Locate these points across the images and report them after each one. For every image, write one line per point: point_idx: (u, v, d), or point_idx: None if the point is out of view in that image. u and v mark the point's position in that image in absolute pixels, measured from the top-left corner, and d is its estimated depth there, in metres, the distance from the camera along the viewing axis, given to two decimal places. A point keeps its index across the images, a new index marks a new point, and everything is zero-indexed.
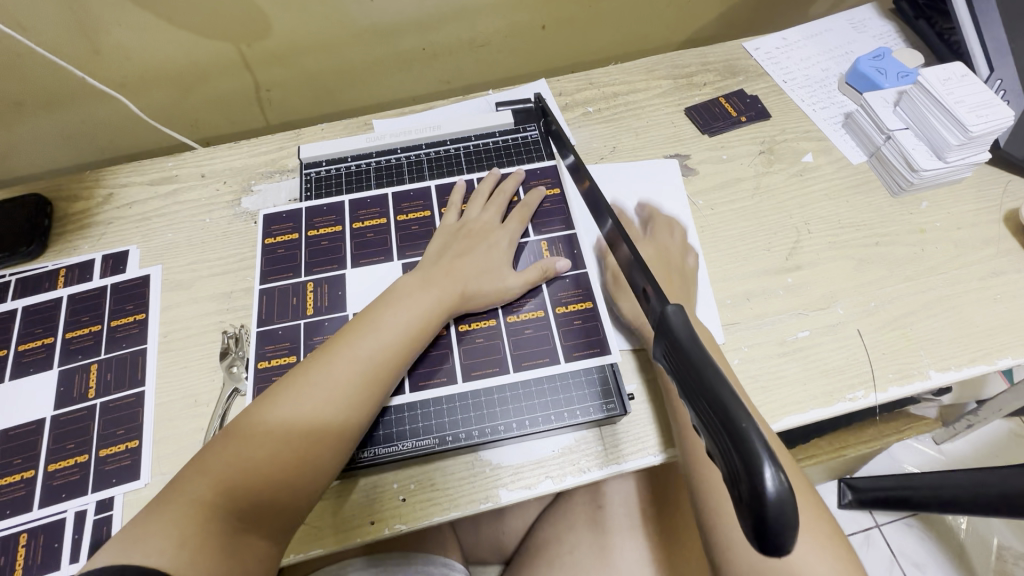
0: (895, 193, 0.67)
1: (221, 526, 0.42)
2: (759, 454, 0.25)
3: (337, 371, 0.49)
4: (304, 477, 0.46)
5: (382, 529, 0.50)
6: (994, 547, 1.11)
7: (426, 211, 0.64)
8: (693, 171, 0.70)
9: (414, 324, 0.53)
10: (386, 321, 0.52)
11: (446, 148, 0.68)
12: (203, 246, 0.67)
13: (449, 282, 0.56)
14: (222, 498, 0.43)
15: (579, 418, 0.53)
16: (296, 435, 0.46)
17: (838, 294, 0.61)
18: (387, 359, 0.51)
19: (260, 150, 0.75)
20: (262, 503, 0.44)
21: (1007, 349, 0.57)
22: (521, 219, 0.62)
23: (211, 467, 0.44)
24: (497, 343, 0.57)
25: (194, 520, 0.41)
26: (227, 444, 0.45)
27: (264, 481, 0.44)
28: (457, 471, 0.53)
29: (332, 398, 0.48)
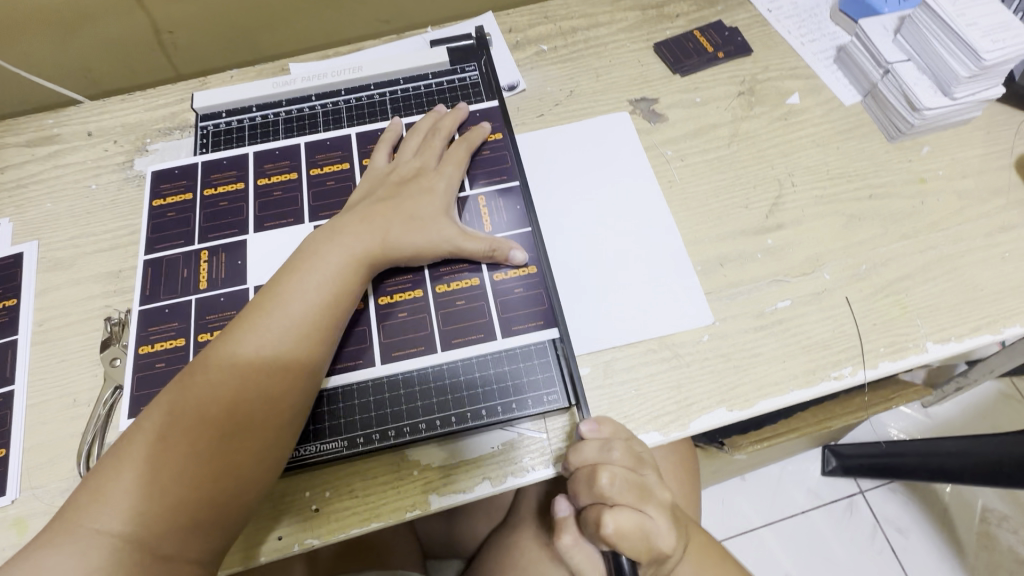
0: (892, 138, 0.58)
1: (135, 560, 0.35)
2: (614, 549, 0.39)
3: (240, 366, 0.40)
4: (229, 488, 0.38)
5: (292, 545, 0.43)
6: (979, 512, 1.08)
7: (345, 164, 0.54)
8: (661, 117, 0.60)
9: (339, 291, 0.44)
10: (303, 293, 0.42)
11: (371, 94, 0.58)
12: (87, 217, 0.57)
13: (372, 234, 0.46)
14: (130, 528, 0.35)
15: (517, 411, 0.46)
16: (210, 439, 0.38)
17: (825, 256, 0.53)
18: (310, 335, 0.42)
19: (157, 102, 0.64)
20: (179, 530, 0.36)
21: (1016, 315, 0.49)
22: (459, 162, 0.52)
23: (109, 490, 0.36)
24: (424, 315, 0.49)
25: (100, 558, 0.34)
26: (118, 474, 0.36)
27: (175, 503, 0.36)
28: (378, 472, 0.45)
29: (245, 394, 0.39)
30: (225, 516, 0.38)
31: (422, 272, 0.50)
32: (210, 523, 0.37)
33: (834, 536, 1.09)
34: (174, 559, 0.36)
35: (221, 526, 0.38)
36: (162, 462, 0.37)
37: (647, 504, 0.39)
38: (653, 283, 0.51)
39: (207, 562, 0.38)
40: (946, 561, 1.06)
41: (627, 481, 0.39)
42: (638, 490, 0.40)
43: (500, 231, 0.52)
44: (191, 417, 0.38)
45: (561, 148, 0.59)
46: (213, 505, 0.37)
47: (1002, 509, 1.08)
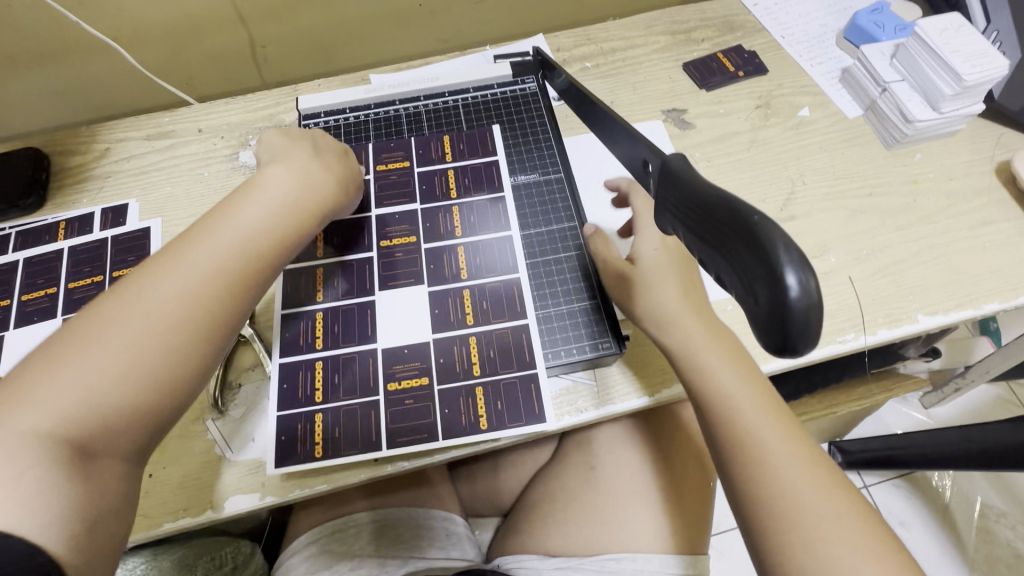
0: (890, 146, 0.68)
1: (58, 456, 0.33)
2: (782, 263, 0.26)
3: (185, 278, 0.41)
4: (162, 394, 0.38)
5: (385, 466, 0.51)
6: (977, 504, 1.15)
7: (405, 162, 0.63)
8: (690, 125, 0.70)
9: (263, 228, 0.46)
10: (231, 226, 0.45)
11: (444, 100, 0.68)
12: (202, 199, 0.68)
13: (299, 196, 0.50)
14: (56, 427, 0.34)
15: (575, 356, 0.54)
16: (145, 348, 0.38)
17: (831, 243, 0.62)
18: (249, 260, 0.44)
19: (257, 105, 0.75)
20: (117, 429, 0.36)
21: (994, 294, 0.58)
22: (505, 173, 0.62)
23: (32, 396, 0.35)
24: (446, 295, 0.57)
25: (36, 455, 0.33)
26: (38, 375, 0.35)
27: (112, 406, 0.36)
28: (381, 434, 0.52)
29: (197, 304, 0.41)
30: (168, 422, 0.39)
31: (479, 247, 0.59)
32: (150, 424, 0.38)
33: None
34: (97, 459, 0.35)
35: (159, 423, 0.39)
36: (103, 368, 0.36)
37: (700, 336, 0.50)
38: None
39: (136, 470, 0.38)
40: (945, 550, 1.12)
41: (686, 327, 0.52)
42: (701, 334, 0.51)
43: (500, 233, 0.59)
44: (123, 328, 0.38)
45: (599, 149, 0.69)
46: (160, 404, 0.38)
47: (1000, 506, 1.15)
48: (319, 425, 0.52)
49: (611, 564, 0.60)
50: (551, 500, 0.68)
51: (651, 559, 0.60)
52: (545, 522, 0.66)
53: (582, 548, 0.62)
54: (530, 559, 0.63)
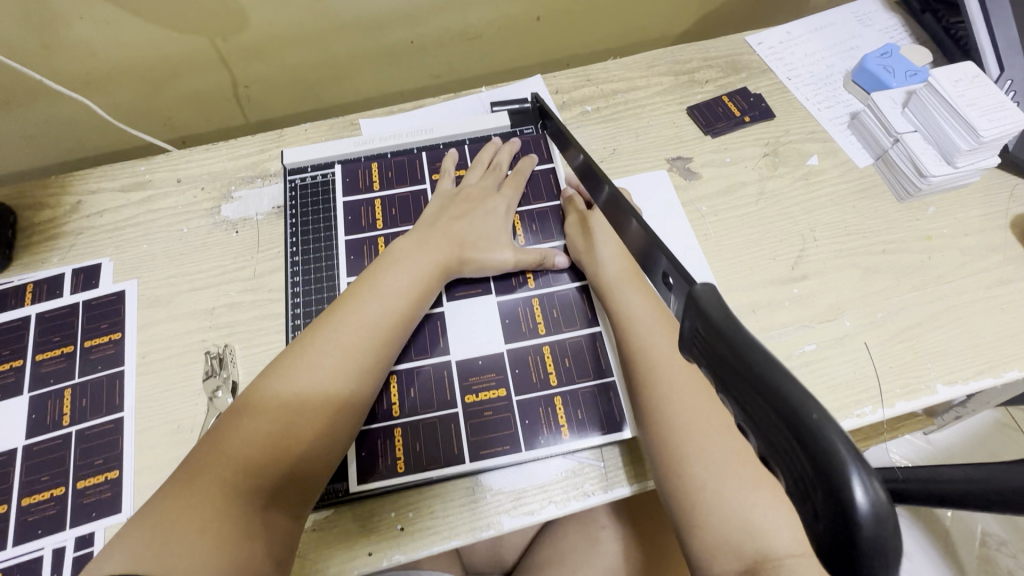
0: (902, 199, 0.66)
1: (242, 508, 0.40)
2: (846, 466, 0.20)
3: (337, 343, 0.47)
4: (318, 451, 0.44)
5: (381, 560, 0.48)
6: (978, 534, 1.15)
7: (462, 169, 0.63)
8: (696, 175, 0.68)
9: (419, 287, 0.52)
10: (389, 286, 0.51)
11: (439, 151, 0.64)
12: (181, 258, 0.64)
13: (448, 243, 0.55)
14: (240, 477, 0.41)
15: (579, 434, 0.51)
16: (310, 406, 0.45)
17: (845, 305, 0.59)
18: (393, 324, 0.50)
19: (240, 152, 0.70)
20: (279, 479, 0.43)
21: (1013, 361, 0.56)
22: (516, 185, 0.61)
23: (227, 445, 0.43)
24: (515, 306, 0.56)
25: (212, 503, 0.40)
26: (227, 428, 0.44)
27: (278, 460, 0.43)
28: (463, 448, 0.51)
29: (343, 370, 0.46)
30: (318, 474, 0.45)
31: (488, 282, 0.57)
32: (304, 478, 0.44)
33: None
34: (268, 509, 0.42)
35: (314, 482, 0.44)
36: (273, 428, 0.43)
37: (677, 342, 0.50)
38: None
39: (295, 513, 0.43)
40: None
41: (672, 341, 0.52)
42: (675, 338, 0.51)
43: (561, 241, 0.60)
44: (295, 386, 0.45)
45: None
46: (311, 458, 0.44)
47: (1001, 534, 1.14)
48: (399, 440, 0.51)
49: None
50: (556, 564, 0.65)
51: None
52: None
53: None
54: None
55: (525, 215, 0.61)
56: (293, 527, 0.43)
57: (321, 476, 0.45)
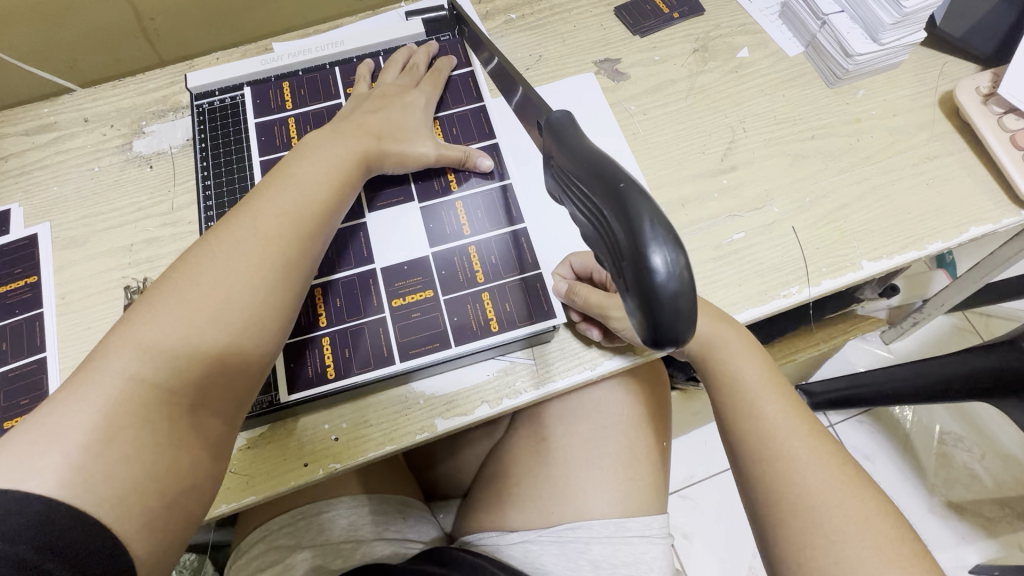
0: (831, 84, 0.64)
1: (165, 412, 0.38)
2: (651, 241, 0.25)
3: (258, 234, 0.44)
4: (249, 344, 0.42)
5: (317, 470, 0.49)
6: (935, 433, 1.19)
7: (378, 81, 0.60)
8: (624, 76, 0.66)
9: (340, 177, 0.49)
10: (308, 178, 0.48)
11: (353, 65, 0.61)
12: (94, 198, 0.61)
13: (366, 134, 0.52)
14: (159, 376, 0.38)
15: (508, 331, 0.51)
16: (236, 297, 0.42)
17: (773, 193, 0.59)
18: (317, 215, 0.47)
19: (149, 86, 0.67)
20: (206, 379, 0.40)
21: (938, 233, 0.57)
22: (434, 84, 0.58)
23: (137, 336, 0.39)
24: (439, 210, 0.55)
25: (129, 406, 0.37)
26: (137, 321, 0.39)
27: (202, 355, 0.40)
28: (392, 349, 0.51)
29: (269, 261, 0.44)
30: (250, 372, 0.42)
31: (409, 186, 0.56)
32: (236, 377, 0.42)
33: None
34: (198, 409, 0.40)
35: (245, 380, 0.43)
36: (193, 322, 0.40)
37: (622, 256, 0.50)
38: None
39: (227, 416, 0.42)
40: (907, 479, 1.16)
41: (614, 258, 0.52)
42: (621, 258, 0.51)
43: (486, 140, 0.58)
44: (215, 276, 0.42)
45: None
46: (241, 356, 0.42)
47: (957, 431, 1.19)
48: (328, 348, 0.50)
49: (567, 533, 0.59)
50: (506, 475, 0.66)
51: (603, 524, 0.59)
52: (500, 498, 0.65)
53: (539, 522, 0.61)
54: (489, 536, 0.62)
55: (447, 121, 0.59)
56: (224, 430, 0.42)
57: (253, 374, 0.43)
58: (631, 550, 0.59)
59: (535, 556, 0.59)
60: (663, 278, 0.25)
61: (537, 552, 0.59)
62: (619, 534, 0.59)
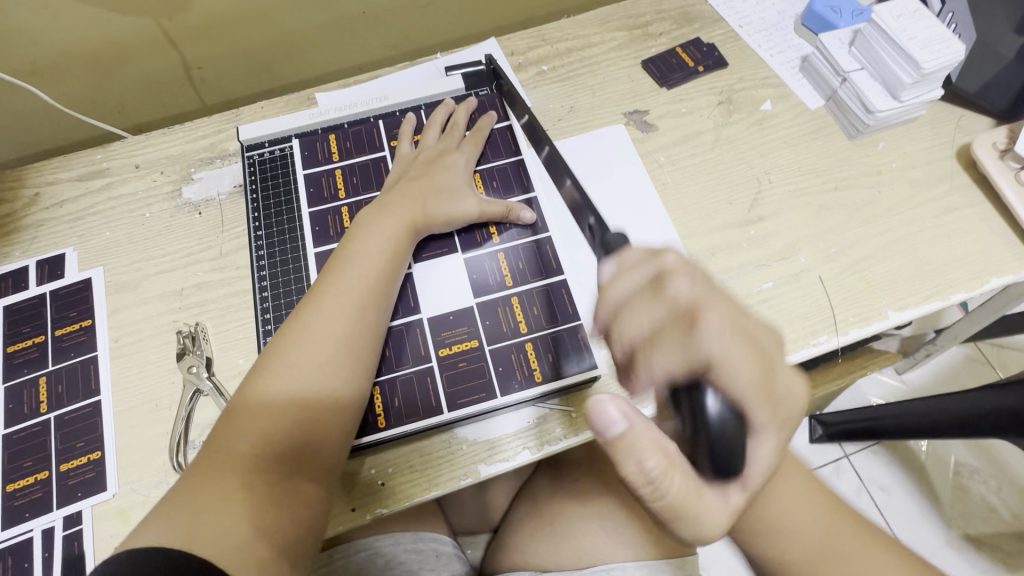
0: (852, 137, 0.67)
1: (266, 478, 0.43)
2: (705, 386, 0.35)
3: (330, 308, 0.49)
4: (330, 409, 0.47)
5: (364, 515, 0.50)
6: (952, 465, 1.20)
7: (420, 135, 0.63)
8: (653, 127, 0.68)
9: (397, 246, 0.53)
10: (368, 249, 0.52)
11: (396, 119, 0.64)
12: (146, 243, 0.64)
13: (414, 201, 0.55)
14: (260, 447, 0.44)
15: (549, 379, 0.53)
16: (314, 368, 0.47)
17: (800, 243, 0.61)
18: (379, 282, 0.52)
19: (197, 134, 0.70)
20: (298, 443, 0.45)
21: (960, 284, 0.59)
22: (474, 143, 0.61)
23: (242, 417, 0.45)
24: (481, 261, 0.57)
25: (237, 474, 0.42)
26: (240, 402, 0.46)
27: (291, 423, 0.45)
28: (440, 399, 0.53)
29: (340, 331, 0.49)
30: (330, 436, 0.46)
31: (453, 239, 0.58)
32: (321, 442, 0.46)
33: None
34: (294, 474, 0.44)
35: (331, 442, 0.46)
36: (281, 396, 0.46)
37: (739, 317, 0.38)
38: None
39: (318, 478, 0.45)
40: (925, 513, 1.16)
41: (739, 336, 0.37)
42: (745, 339, 0.37)
43: (524, 193, 0.61)
44: (298, 354, 0.47)
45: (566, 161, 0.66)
46: (323, 419, 0.46)
47: (973, 463, 1.20)
48: (376, 395, 0.52)
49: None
50: (537, 516, 0.67)
51: (637, 566, 0.59)
52: (531, 539, 0.66)
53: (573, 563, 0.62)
54: None
55: (488, 174, 0.62)
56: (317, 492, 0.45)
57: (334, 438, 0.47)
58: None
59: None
60: (714, 417, 0.34)
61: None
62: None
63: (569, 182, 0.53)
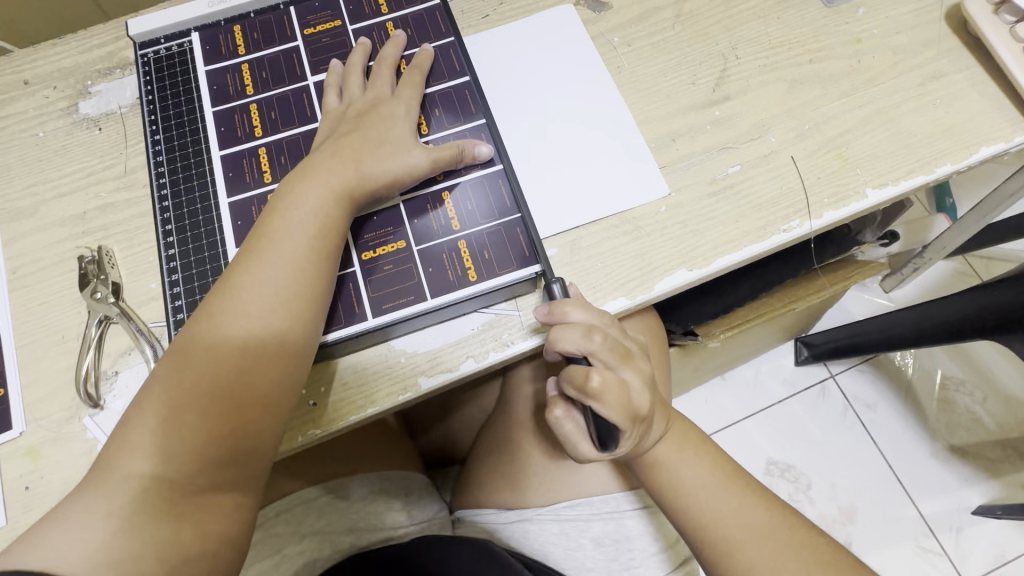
0: (829, 3, 0.60)
1: (164, 497, 0.38)
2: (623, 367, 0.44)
3: (241, 311, 0.42)
4: (247, 421, 0.41)
5: (297, 437, 0.46)
6: (938, 378, 1.17)
7: (337, 21, 0.55)
8: (605, 6, 0.61)
9: (321, 223, 0.44)
10: (286, 229, 0.44)
11: (309, 4, 0.56)
12: (41, 164, 0.57)
13: (346, 168, 0.46)
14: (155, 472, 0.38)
15: (489, 282, 0.47)
16: (226, 384, 0.40)
17: (770, 122, 0.55)
18: (303, 268, 0.43)
19: (90, 42, 0.62)
20: (198, 467, 0.39)
21: (946, 156, 0.53)
22: (415, 84, 0.51)
23: (135, 429, 0.39)
24: None
25: (126, 495, 0.37)
26: (134, 412, 0.40)
27: (198, 444, 0.39)
28: (365, 305, 0.47)
29: (257, 336, 0.41)
30: (260, 443, 0.41)
31: None
32: (248, 451, 0.41)
33: (811, 418, 1.17)
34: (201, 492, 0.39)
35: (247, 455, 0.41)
36: (184, 411, 0.39)
37: (625, 364, 0.44)
38: (604, 165, 0.54)
39: (234, 491, 0.41)
40: (911, 427, 1.15)
41: (613, 345, 0.43)
42: (620, 353, 0.44)
43: (456, 80, 0.53)
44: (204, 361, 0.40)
45: (506, 48, 0.59)
46: (237, 432, 0.40)
47: (959, 375, 1.18)
48: None
49: (567, 512, 0.56)
50: (500, 444, 0.63)
51: (605, 500, 0.56)
52: (495, 470, 0.62)
53: (535, 501, 0.58)
54: (487, 513, 0.61)
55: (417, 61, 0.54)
56: (241, 502, 0.41)
57: (262, 444, 0.42)
58: (633, 524, 0.56)
59: (535, 536, 0.57)
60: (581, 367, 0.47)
61: (536, 531, 0.57)
62: (621, 510, 0.56)
63: (484, 120, 0.52)
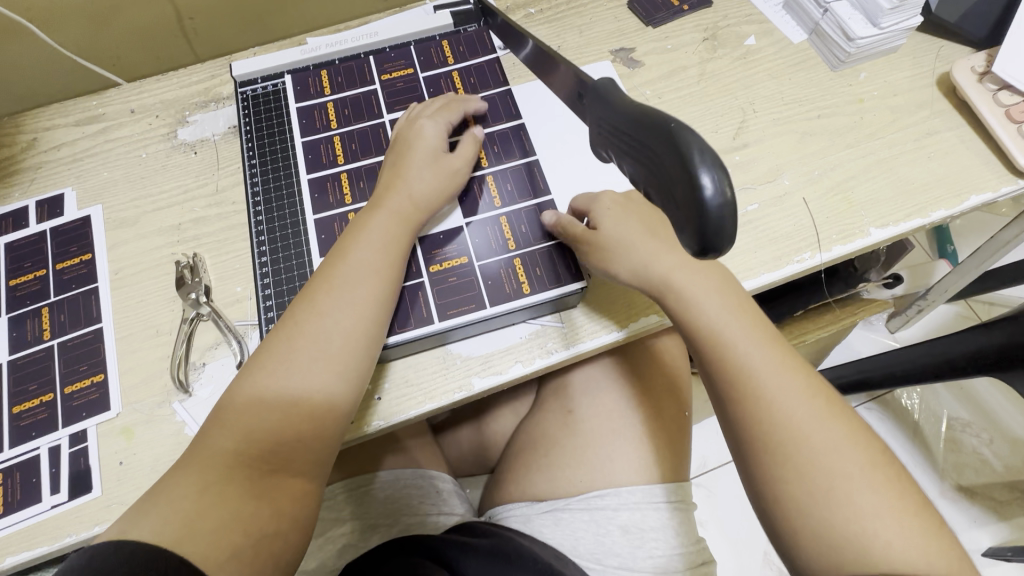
0: (835, 67, 0.68)
1: (249, 474, 0.43)
2: (697, 168, 0.30)
3: (326, 313, 0.48)
4: (323, 410, 0.46)
5: (362, 428, 0.51)
6: (944, 419, 1.21)
7: (409, 69, 0.64)
8: (639, 63, 0.70)
9: (396, 242, 0.52)
10: (366, 246, 0.51)
11: (385, 54, 0.65)
12: (142, 181, 0.65)
13: (393, 195, 0.53)
14: (242, 453, 0.44)
15: (538, 297, 0.54)
16: (310, 376, 0.46)
17: (784, 167, 0.63)
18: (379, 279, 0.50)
19: (190, 80, 0.71)
20: (280, 449, 0.45)
21: (940, 202, 0.60)
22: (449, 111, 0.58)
23: (232, 412, 0.45)
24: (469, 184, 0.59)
25: (219, 470, 0.43)
26: (231, 398, 0.46)
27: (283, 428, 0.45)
28: (431, 311, 0.54)
29: (339, 335, 0.48)
30: (330, 430, 0.47)
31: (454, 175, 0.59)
32: (323, 436, 0.46)
33: None
34: (277, 474, 0.45)
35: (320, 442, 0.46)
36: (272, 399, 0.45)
37: None
38: None
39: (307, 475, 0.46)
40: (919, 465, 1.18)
41: None
42: None
43: (512, 122, 0.62)
44: (291, 356, 0.47)
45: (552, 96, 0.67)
46: (315, 420, 0.46)
47: (965, 417, 1.21)
48: None
49: (597, 500, 0.61)
50: (534, 446, 0.68)
51: (631, 491, 0.61)
52: (529, 469, 0.67)
53: (567, 491, 0.63)
54: (520, 506, 0.64)
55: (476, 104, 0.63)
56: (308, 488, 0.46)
57: (330, 435, 0.47)
58: (658, 515, 0.61)
59: (569, 523, 0.60)
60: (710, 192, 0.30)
61: (568, 519, 0.61)
62: (647, 502, 0.61)
63: (532, 157, 0.60)
